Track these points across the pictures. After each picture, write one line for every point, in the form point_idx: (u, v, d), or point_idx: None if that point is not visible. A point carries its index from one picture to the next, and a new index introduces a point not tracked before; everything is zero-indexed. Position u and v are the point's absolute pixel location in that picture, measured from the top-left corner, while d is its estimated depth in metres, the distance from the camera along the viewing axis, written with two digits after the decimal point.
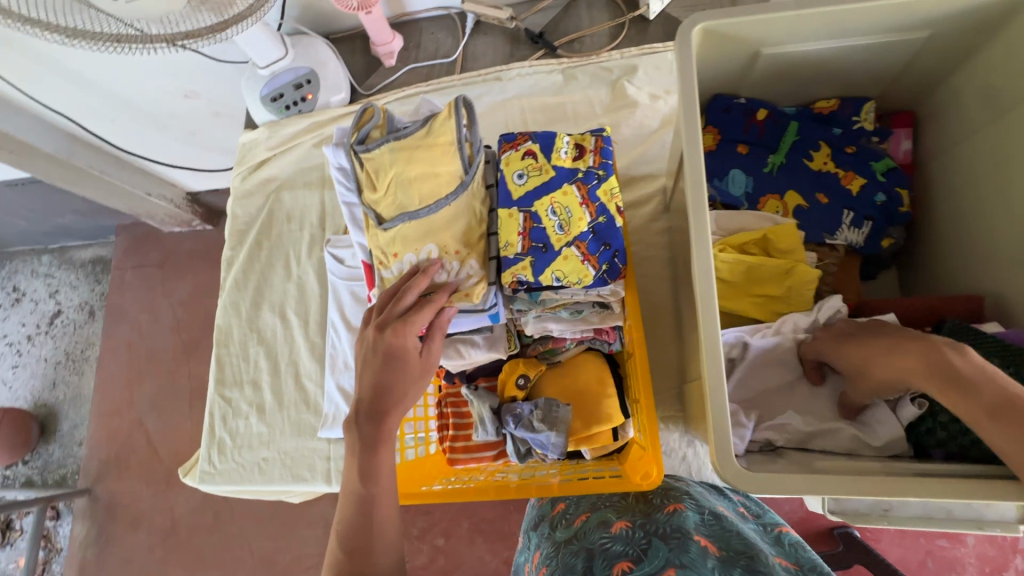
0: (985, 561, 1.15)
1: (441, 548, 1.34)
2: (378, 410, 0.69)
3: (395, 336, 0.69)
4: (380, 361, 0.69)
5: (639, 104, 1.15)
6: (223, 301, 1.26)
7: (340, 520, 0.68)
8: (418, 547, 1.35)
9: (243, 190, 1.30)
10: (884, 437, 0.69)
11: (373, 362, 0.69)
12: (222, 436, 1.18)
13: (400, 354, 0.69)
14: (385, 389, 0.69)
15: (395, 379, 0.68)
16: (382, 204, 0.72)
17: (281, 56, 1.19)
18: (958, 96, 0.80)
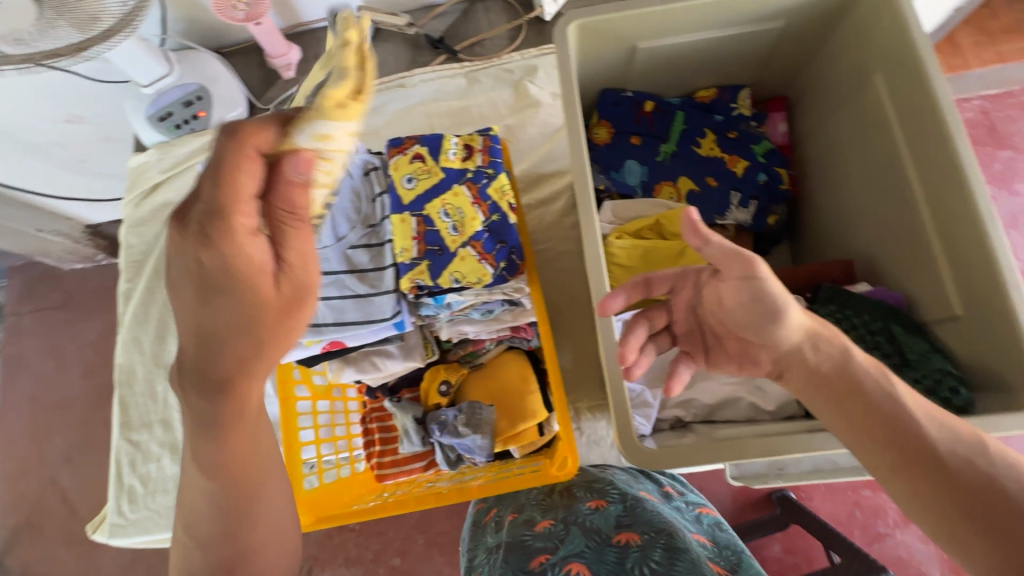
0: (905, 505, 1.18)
1: (396, 569, 1.28)
2: (225, 347, 0.56)
3: (222, 247, 0.50)
4: (213, 277, 0.52)
5: (542, 103, 1.17)
6: (123, 338, 1.17)
7: (197, 503, 0.63)
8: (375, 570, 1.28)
9: (137, 217, 1.21)
10: (778, 400, 0.73)
11: (195, 279, 0.52)
12: (132, 484, 1.09)
13: (238, 264, 0.51)
14: (240, 320, 0.54)
15: (244, 312, 0.54)
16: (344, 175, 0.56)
17: (165, 72, 1.14)
18: (818, 78, 0.87)
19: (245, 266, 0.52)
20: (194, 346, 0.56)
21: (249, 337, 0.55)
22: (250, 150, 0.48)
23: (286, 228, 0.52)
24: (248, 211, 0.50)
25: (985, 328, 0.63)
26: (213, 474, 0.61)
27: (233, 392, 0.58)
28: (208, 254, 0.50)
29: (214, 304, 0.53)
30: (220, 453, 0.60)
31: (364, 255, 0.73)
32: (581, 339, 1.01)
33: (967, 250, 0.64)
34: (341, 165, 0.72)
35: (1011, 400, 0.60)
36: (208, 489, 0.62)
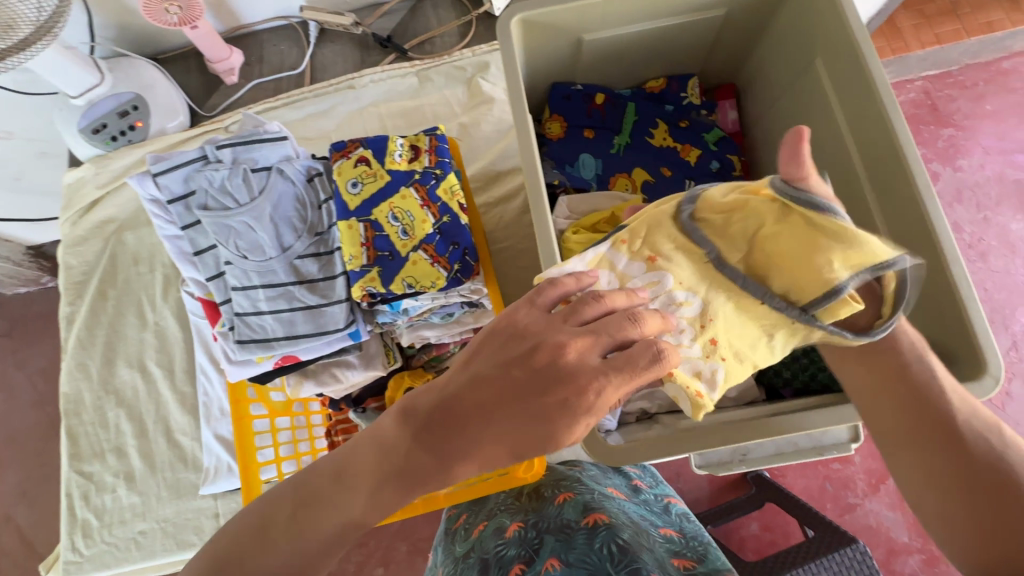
0: (873, 475, 1.21)
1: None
2: (427, 449, 0.49)
3: (532, 367, 0.48)
4: (497, 390, 0.49)
5: (496, 100, 1.15)
6: (67, 365, 1.10)
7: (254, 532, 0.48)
8: None
9: (75, 236, 1.14)
10: (739, 388, 0.73)
11: (497, 381, 0.49)
12: (86, 517, 1.03)
13: (522, 402, 0.47)
14: (468, 444, 0.48)
15: (477, 439, 0.48)
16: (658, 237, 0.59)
17: (97, 82, 1.07)
18: (762, 64, 0.88)
19: (538, 411, 0.47)
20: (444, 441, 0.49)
21: (461, 460, 0.48)
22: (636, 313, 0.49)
23: (582, 415, 0.46)
24: (595, 357, 0.47)
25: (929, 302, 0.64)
26: (302, 527, 0.48)
27: (391, 485, 0.49)
28: (523, 373, 0.48)
29: (465, 403, 0.49)
30: (334, 515, 0.48)
31: (313, 264, 0.70)
32: None
33: (909, 228, 0.65)
34: (279, 173, 0.69)
35: (954, 370, 0.61)
36: (286, 537, 0.48)
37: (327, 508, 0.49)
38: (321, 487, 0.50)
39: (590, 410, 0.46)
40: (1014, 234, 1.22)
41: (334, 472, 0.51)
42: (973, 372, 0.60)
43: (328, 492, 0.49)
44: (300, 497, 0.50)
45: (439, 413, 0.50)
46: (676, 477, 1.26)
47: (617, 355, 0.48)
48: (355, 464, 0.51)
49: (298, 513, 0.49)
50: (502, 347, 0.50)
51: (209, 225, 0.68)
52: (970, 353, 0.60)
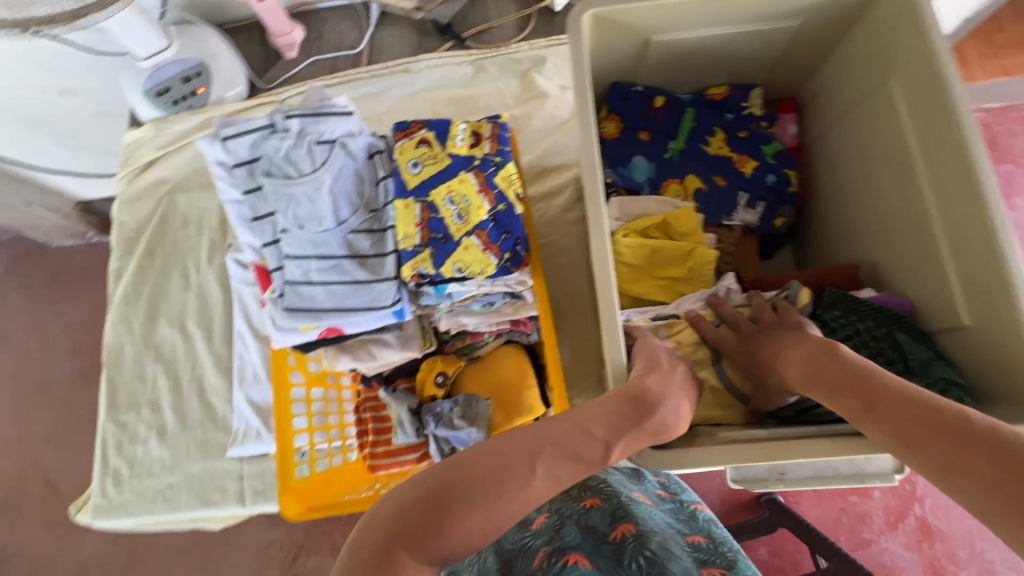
0: (890, 511, 1.18)
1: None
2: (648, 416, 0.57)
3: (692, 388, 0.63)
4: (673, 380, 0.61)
5: (549, 95, 1.15)
6: (112, 317, 1.14)
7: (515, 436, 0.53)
8: None
9: (130, 194, 1.18)
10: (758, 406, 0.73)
11: (673, 382, 0.61)
12: (118, 466, 1.07)
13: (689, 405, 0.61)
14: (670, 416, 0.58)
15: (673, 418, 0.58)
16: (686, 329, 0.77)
17: (164, 47, 1.09)
18: (832, 80, 0.85)
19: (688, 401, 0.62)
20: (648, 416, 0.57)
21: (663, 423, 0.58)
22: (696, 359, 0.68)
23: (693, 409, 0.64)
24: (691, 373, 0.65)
25: (993, 337, 0.61)
26: (553, 468, 0.52)
27: (617, 434, 0.55)
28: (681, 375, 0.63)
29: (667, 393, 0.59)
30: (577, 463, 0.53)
31: (365, 240, 0.71)
32: (580, 335, 1.01)
33: (979, 260, 0.63)
34: (341, 147, 0.70)
35: (1015, 410, 0.58)
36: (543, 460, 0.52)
37: (570, 456, 0.53)
38: (567, 438, 0.54)
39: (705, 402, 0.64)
40: None
41: (579, 422, 0.55)
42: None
43: (572, 435, 0.54)
44: (551, 436, 0.54)
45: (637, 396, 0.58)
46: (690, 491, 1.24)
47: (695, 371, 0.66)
48: (582, 419, 0.56)
49: (553, 455, 0.53)
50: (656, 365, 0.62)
51: (274, 194, 0.69)
52: None
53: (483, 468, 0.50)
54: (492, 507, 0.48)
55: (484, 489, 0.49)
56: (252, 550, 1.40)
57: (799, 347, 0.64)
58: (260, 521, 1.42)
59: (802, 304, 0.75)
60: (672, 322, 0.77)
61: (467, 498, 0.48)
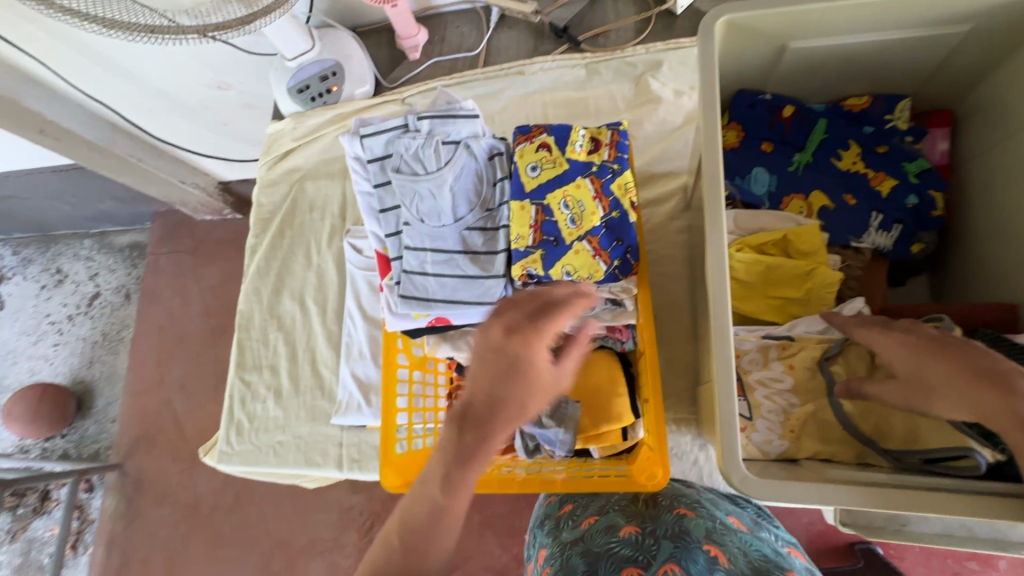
0: None
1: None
2: (483, 417, 0.58)
3: (526, 341, 0.60)
4: (493, 376, 0.59)
5: (662, 100, 1.13)
6: (246, 287, 1.29)
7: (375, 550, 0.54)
8: None
9: (268, 179, 1.32)
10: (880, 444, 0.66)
11: (488, 365, 0.60)
12: (241, 419, 1.21)
13: (522, 368, 0.59)
14: (496, 398, 0.58)
15: (511, 395, 0.59)
16: (806, 353, 0.72)
17: (308, 48, 1.20)
18: (1000, 92, 0.75)
19: (531, 359, 0.60)
20: (477, 410, 0.59)
21: (508, 402, 0.58)
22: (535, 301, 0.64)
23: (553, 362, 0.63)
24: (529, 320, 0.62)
25: None
26: (423, 550, 0.53)
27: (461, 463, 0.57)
28: (500, 344, 0.61)
29: (491, 381, 0.59)
30: (434, 524, 0.54)
31: (478, 237, 0.74)
32: (675, 348, 0.98)
33: None
34: (464, 148, 0.74)
35: None
36: (416, 545, 0.54)
37: (428, 527, 0.54)
38: (415, 514, 0.55)
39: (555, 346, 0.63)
40: None
41: (420, 491, 0.56)
42: None
43: (422, 501, 0.56)
44: (406, 523, 0.55)
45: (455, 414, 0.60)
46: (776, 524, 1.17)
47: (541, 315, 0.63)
48: (425, 481, 0.57)
49: (414, 535, 0.54)
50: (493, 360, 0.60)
51: (400, 189, 0.74)
52: None
53: None
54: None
55: None
56: (337, 511, 1.54)
57: (966, 372, 0.55)
58: (347, 486, 1.55)
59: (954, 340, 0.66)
60: (784, 343, 0.73)
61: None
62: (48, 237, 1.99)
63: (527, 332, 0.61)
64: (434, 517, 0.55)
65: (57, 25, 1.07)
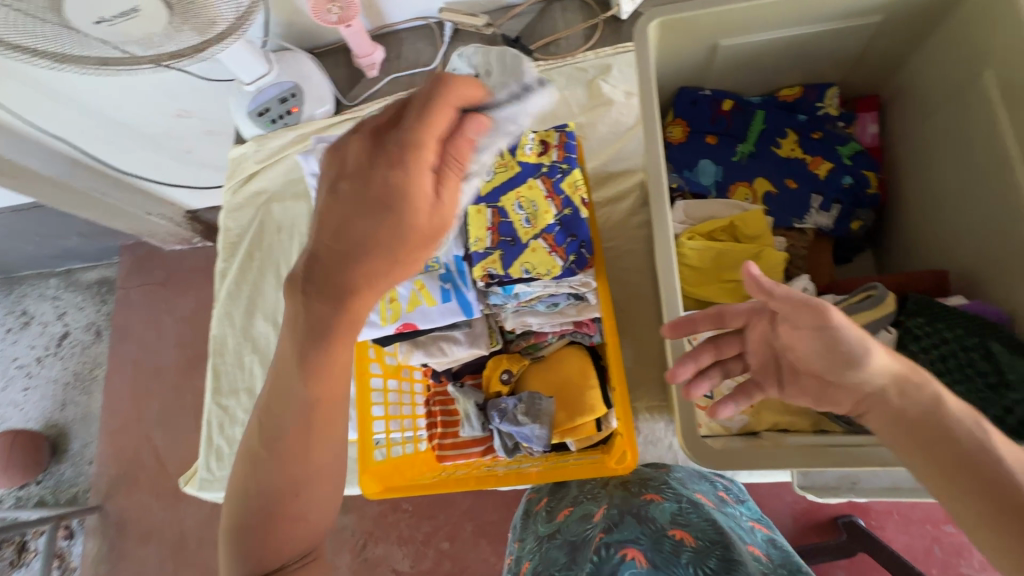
0: None
1: (446, 551, 1.44)
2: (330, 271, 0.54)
3: (399, 161, 0.50)
4: (356, 218, 0.51)
5: (615, 102, 1.18)
6: (217, 313, 1.28)
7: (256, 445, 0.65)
8: (425, 551, 1.45)
9: (235, 203, 1.33)
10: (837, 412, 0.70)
11: (346, 202, 0.52)
12: (219, 444, 1.21)
13: (391, 200, 0.50)
14: (350, 237, 0.52)
15: (371, 237, 0.51)
16: None
17: (266, 71, 1.22)
18: (920, 77, 0.81)
19: (382, 203, 0.51)
20: (328, 262, 0.53)
21: (354, 257, 0.52)
22: (448, 96, 0.50)
23: (442, 179, 0.52)
24: (398, 148, 0.50)
25: None
26: (293, 445, 0.63)
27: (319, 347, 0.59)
28: (348, 186, 0.51)
29: (347, 222, 0.52)
30: (304, 404, 0.62)
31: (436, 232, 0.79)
32: (643, 337, 1.01)
33: None
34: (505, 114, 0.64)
35: None
36: (293, 426, 0.63)
37: (299, 409, 0.62)
38: (288, 397, 0.62)
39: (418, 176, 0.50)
40: None
41: (285, 381, 0.63)
42: None
43: (280, 387, 0.63)
44: (278, 416, 0.63)
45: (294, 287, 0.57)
46: None
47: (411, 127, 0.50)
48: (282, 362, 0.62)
49: (285, 416, 0.63)
50: (357, 195, 0.51)
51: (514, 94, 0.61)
52: None
53: (266, 490, 0.62)
54: (286, 496, 0.63)
55: (280, 501, 0.62)
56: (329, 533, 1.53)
57: None
58: None
59: (888, 307, 0.72)
60: None
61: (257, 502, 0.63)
62: (11, 279, 1.95)
63: (400, 147, 0.50)
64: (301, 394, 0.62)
65: (8, 62, 1.07)
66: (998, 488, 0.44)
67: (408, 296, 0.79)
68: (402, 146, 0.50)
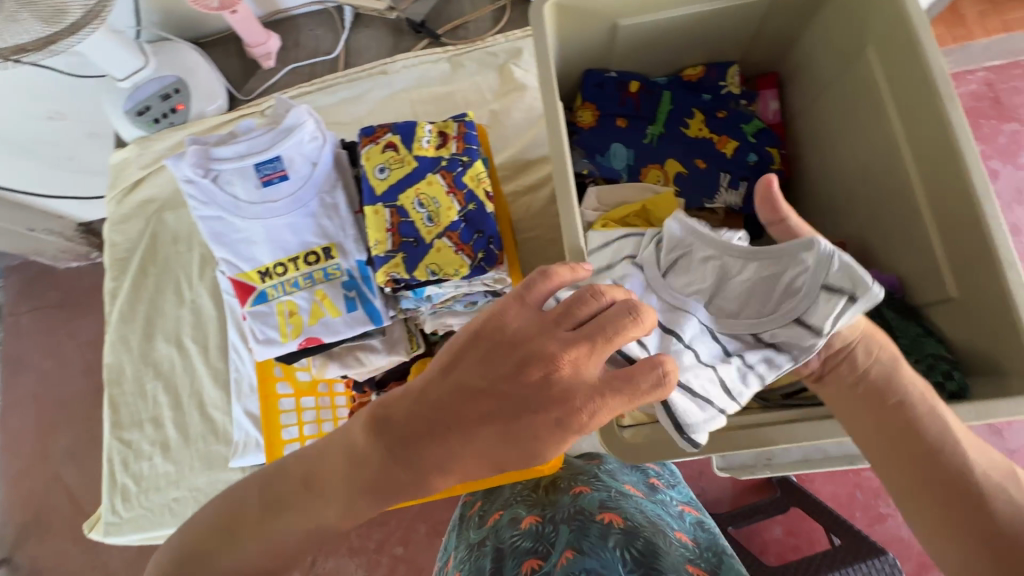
0: None
1: (400, 556, 1.30)
2: (416, 439, 0.52)
3: (564, 380, 0.48)
4: (481, 402, 0.50)
5: (528, 87, 1.13)
6: (110, 338, 1.15)
7: (221, 525, 0.55)
8: (378, 559, 1.31)
9: (120, 214, 1.18)
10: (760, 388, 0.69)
11: (493, 379, 0.51)
12: (125, 482, 1.09)
13: (523, 426, 0.49)
14: (465, 418, 0.51)
15: (478, 438, 0.49)
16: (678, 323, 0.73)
17: (142, 65, 1.11)
18: (809, 53, 0.84)
19: (525, 430, 0.49)
20: (427, 426, 0.52)
21: (462, 451, 0.50)
22: (644, 327, 0.49)
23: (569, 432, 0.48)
24: (573, 367, 0.48)
25: (980, 312, 0.61)
26: (274, 563, 0.55)
27: (364, 497, 0.54)
28: (507, 385, 0.50)
29: (473, 401, 0.51)
30: (308, 527, 0.55)
31: (333, 231, 0.77)
32: None
33: (962, 231, 0.62)
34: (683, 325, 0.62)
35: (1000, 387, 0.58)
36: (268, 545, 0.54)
37: (295, 528, 0.54)
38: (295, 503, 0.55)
39: (583, 429, 0.47)
40: None
41: (305, 477, 0.56)
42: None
43: (299, 496, 0.55)
44: (267, 514, 0.55)
45: (396, 425, 0.53)
46: (699, 476, 1.16)
47: (600, 354, 0.48)
48: (327, 469, 0.56)
49: (276, 520, 0.55)
50: (489, 373, 0.51)
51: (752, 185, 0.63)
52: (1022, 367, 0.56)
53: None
54: None
55: None
56: None
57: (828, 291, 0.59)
58: None
59: None
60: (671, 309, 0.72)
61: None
62: None
63: (574, 365, 0.48)
64: (316, 520, 0.54)
65: None
66: (933, 456, 0.51)
67: (310, 308, 0.78)
68: (568, 366, 0.49)
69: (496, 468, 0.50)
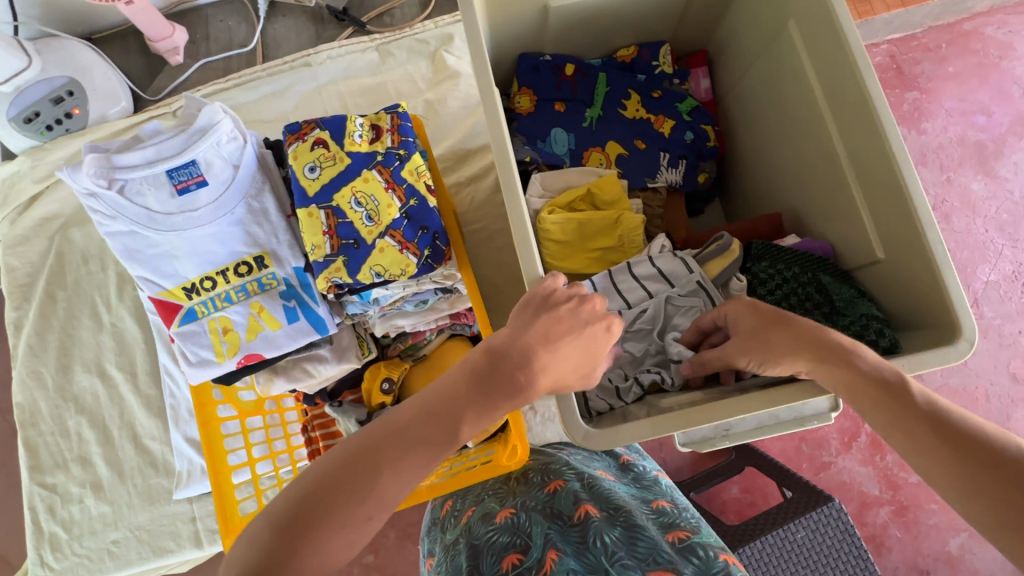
0: None
1: (371, 565, 1.26)
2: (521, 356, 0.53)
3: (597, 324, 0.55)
4: (562, 325, 0.54)
5: (461, 74, 1.09)
6: (19, 374, 1.03)
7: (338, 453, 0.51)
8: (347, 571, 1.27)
9: (15, 236, 1.05)
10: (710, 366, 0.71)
11: (556, 319, 0.54)
12: (53, 530, 0.99)
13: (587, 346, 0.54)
14: (545, 344, 0.53)
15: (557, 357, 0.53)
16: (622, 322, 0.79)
17: (25, 66, 0.98)
18: (734, 30, 0.86)
19: (588, 344, 0.54)
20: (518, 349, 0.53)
21: (554, 364, 0.53)
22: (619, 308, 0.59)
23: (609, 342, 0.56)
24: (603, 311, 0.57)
25: (908, 269, 0.64)
26: (395, 477, 0.51)
27: (482, 407, 0.53)
28: (572, 316, 0.54)
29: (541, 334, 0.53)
30: (426, 441, 0.52)
31: (264, 237, 0.72)
32: None
33: (886, 193, 0.65)
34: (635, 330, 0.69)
35: (929, 336, 0.61)
36: (391, 458, 0.51)
37: (416, 440, 0.52)
38: (415, 423, 0.53)
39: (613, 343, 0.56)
40: (975, 193, 1.21)
41: (421, 404, 0.54)
42: (948, 338, 0.59)
43: (417, 416, 0.53)
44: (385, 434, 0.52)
45: (512, 346, 0.54)
46: (659, 447, 1.20)
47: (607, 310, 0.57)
48: (444, 391, 0.54)
49: (398, 434, 0.52)
50: (539, 305, 0.54)
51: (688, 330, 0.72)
52: (945, 320, 0.59)
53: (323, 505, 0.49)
54: (345, 509, 0.49)
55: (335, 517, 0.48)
56: None
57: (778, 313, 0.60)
58: None
59: (736, 253, 0.74)
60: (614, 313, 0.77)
61: (317, 525, 0.48)
62: None
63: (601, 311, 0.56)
64: (446, 437, 0.52)
65: None
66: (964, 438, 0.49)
67: (247, 323, 0.72)
68: (591, 301, 0.56)
69: (587, 368, 0.55)
